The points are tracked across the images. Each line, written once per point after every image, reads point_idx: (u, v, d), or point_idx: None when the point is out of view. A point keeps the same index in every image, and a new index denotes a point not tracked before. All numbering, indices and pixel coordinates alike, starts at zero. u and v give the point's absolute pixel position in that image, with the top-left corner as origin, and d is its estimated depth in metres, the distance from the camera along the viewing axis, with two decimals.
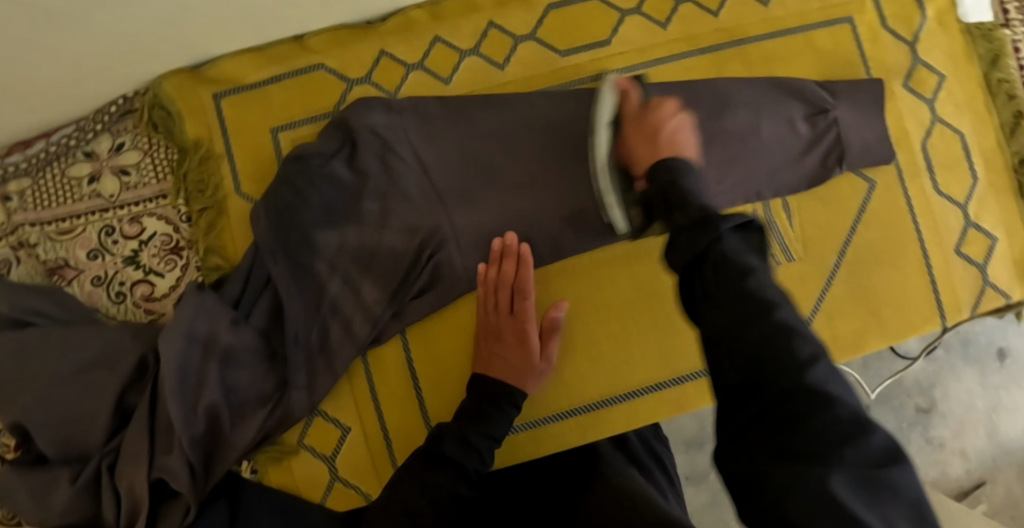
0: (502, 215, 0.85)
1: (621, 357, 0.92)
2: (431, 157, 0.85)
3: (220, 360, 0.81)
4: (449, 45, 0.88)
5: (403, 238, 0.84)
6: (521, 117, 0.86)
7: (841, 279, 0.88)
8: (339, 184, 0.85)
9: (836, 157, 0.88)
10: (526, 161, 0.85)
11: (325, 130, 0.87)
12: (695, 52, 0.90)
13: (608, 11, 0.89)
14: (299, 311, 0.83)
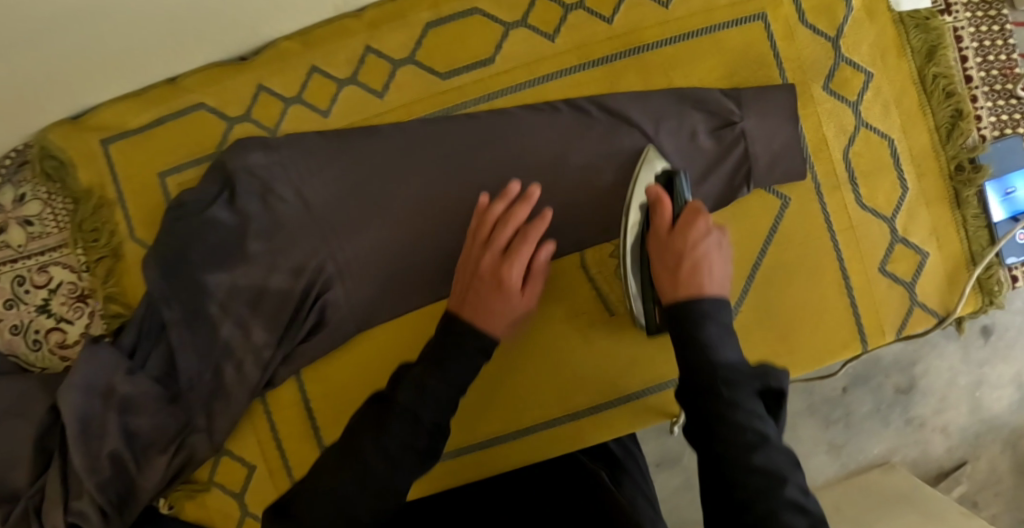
0: (388, 250, 0.83)
1: (515, 391, 0.85)
2: (315, 195, 0.84)
3: (119, 408, 0.83)
4: (326, 75, 0.85)
5: (289, 278, 0.83)
6: (400, 149, 0.84)
7: (749, 306, 0.83)
8: (222, 228, 0.83)
9: (742, 173, 0.82)
10: (409, 194, 0.83)
11: (208, 172, 0.85)
12: (587, 65, 0.84)
13: (490, 26, 0.84)
14: (190, 357, 0.84)
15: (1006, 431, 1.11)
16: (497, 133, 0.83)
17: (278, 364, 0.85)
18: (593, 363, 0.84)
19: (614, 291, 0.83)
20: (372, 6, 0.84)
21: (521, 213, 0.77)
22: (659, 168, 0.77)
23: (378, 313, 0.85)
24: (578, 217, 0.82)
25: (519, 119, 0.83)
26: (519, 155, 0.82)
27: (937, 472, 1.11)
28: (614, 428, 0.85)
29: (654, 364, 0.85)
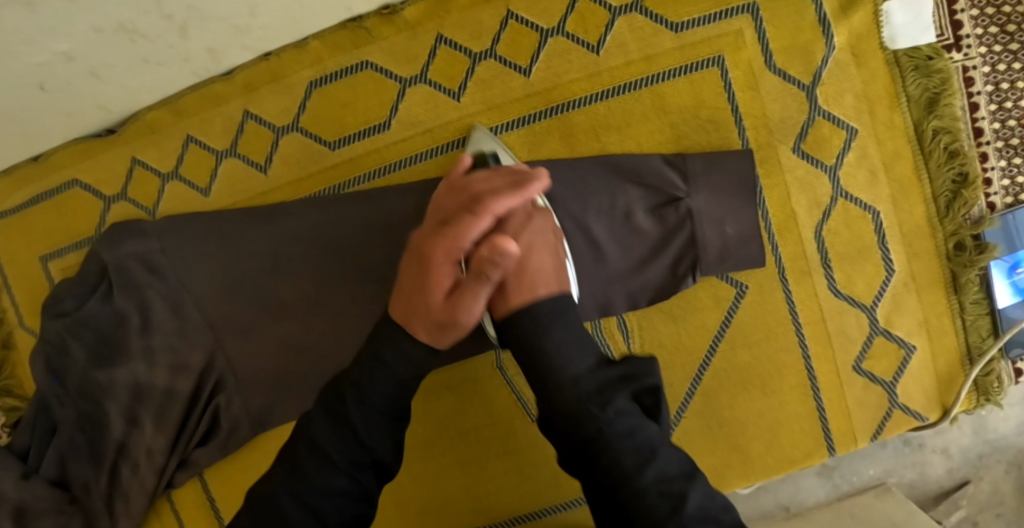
0: (282, 346, 0.75)
1: (425, 501, 0.75)
2: (199, 287, 0.74)
3: (13, 517, 0.76)
4: (204, 146, 0.75)
5: (174, 376, 0.75)
6: (288, 235, 0.73)
7: (695, 411, 0.71)
8: (102, 326, 0.75)
9: (685, 260, 0.68)
10: (301, 282, 0.74)
11: (86, 260, 0.77)
12: (498, 128, 0.71)
13: (384, 82, 0.72)
14: (82, 461, 0.77)
15: (1014, 452, 0.81)
16: (394, 217, 0.72)
17: (173, 470, 0.78)
18: (512, 472, 0.74)
19: None
20: (242, 67, 0.72)
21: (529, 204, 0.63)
22: (478, 150, 0.69)
23: (277, 414, 0.77)
24: None
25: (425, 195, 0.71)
26: None
27: (934, 493, 0.81)
28: None
29: None
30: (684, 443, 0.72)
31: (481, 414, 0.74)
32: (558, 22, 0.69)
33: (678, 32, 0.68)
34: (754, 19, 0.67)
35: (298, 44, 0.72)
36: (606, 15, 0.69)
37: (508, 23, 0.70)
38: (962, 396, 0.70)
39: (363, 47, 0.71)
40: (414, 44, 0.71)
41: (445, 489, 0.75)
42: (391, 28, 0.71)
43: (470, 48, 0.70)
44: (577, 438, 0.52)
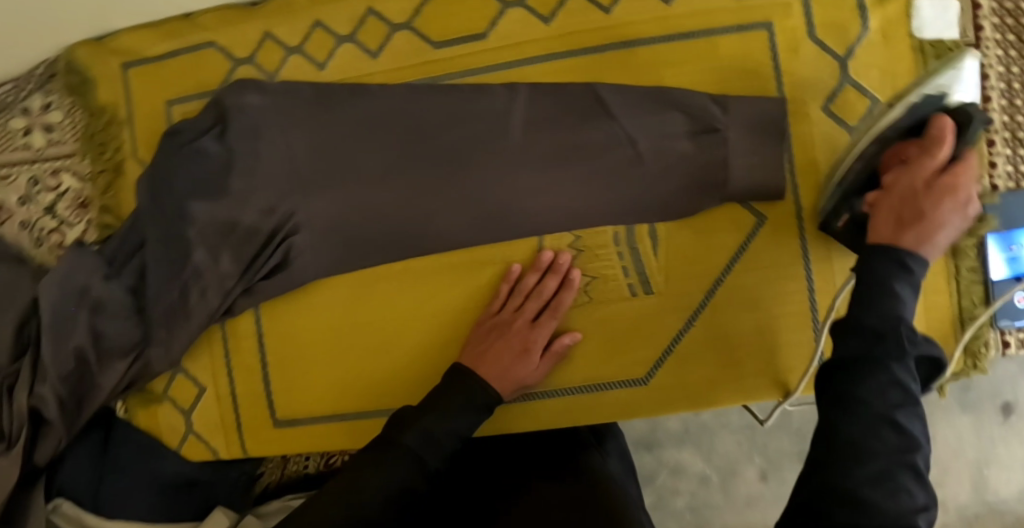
0: (349, 208, 0.85)
1: None
2: (297, 142, 0.86)
3: (90, 308, 0.88)
4: (329, 31, 0.88)
5: (260, 216, 0.86)
6: (378, 111, 0.85)
7: (703, 321, 0.80)
8: (209, 160, 0.87)
9: (714, 183, 0.78)
10: (382, 152, 0.84)
11: (207, 105, 0.90)
12: (574, 53, 0.82)
13: (487, 2, 0.84)
14: (157, 274, 0.88)
15: (1012, 516, 0.94)
16: (473, 107, 0.83)
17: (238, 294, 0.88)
18: None
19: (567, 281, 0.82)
20: None
21: (568, 298, 0.81)
22: (928, 92, 0.73)
23: (332, 268, 0.88)
24: (549, 202, 0.81)
25: (501, 92, 0.82)
26: (492, 133, 0.82)
27: None
28: (543, 419, 0.83)
29: (592, 364, 0.82)
30: (687, 346, 0.80)
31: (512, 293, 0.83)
32: None
33: None
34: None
35: None
36: None
37: None
38: (955, 355, 0.76)
39: None
40: None
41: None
42: None
43: None
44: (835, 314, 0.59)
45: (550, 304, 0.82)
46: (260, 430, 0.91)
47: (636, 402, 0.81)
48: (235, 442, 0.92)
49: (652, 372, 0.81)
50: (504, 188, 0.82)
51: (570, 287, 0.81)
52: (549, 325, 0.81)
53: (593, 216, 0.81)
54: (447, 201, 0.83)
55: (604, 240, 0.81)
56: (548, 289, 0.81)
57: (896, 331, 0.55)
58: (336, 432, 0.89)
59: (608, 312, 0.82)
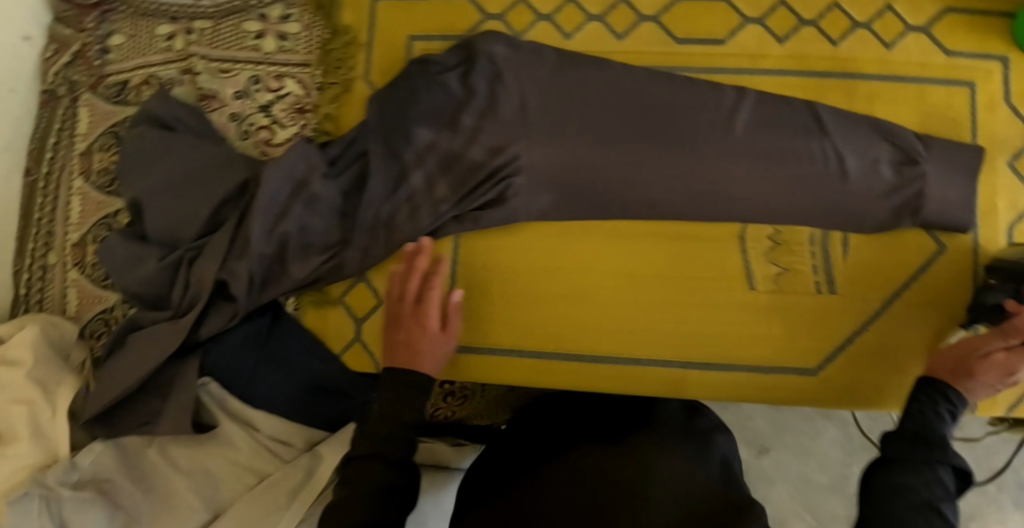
0: (572, 163, 0.91)
1: (636, 322, 0.91)
2: (534, 96, 0.94)
3: (304, 200, 0.93)
4: (580, 7, 0.95)
5: (485, 154, 0.93)
6: (616, 83, 0.93)
7: (877, 329, 0.88)
8: (448, 93, 0.95)
9: (909, 208, 0.87)
10: (612, 121, 0.92)
11: (454, 45, 0.97)
12: (802, 73, 0.91)
13: (732, 15, 0.93)
14: (376, 183, 0.94)
15: None
16: (705, 98, 0.91)
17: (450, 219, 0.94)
18: (715, 324, 0.90)
19: (761, 268, 0.90)
20: None
21: (441, 268, 0.92)
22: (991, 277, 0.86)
23: (541, 215, 0.94)
24: (760, 197, 0.89)
25: (728, 91, 0.92)
26: (716, 126, 0.91)
27: None
28: (714, 390, 0.90)
29: (770, 347, 0.89)
30: (858, 349, 0.88)
31: (706, 269, 0.91)
32: (869, 19, 0.91)
33: (948, 56, 0.91)
34: (1003, 66, 0.91)
35: None
36: (902, 27, 0.91)
37: (832, 9, 0.92)
38: None
39: None
40: None
41: (655, 318, 0.91)
42: None
43: (800, 13, 0.92)
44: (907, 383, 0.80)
45: (430, 277, 0.93)
46: None
47: (802, 389, 0.89)
48: None
49: (823, 366, 0.89)
50: (719, 176, 0.90)
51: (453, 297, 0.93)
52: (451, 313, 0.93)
53: (799, 214, 0.89)
54: (662, 176, 0.91)
55: (801, 238, 0.90)
56: (419, 271, 0.93)
57: (940, 404, 0.76)
58: (510, 365, 0.94)
59: (794, 303, 0.89)
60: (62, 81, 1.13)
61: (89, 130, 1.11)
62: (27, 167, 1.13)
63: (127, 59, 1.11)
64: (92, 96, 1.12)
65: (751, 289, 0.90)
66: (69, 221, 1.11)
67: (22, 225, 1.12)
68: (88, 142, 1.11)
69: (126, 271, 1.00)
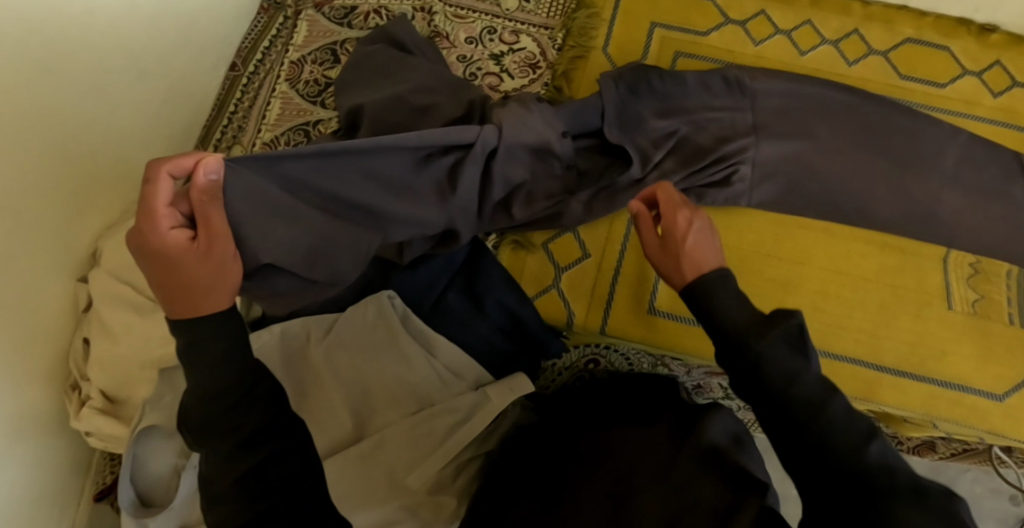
0: (801, 162, 0.96)
1: (841, 318, 0.95)
2: (763, 98, 0.98)
3: (538, 155, 0.92)
4: (816, 31, 1.04)
5: (712, 141, 0.97)
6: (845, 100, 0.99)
7: None
8: (681, 81, 0.99)
9: None
10: (837, 132, 0.97)
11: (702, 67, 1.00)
12: (1011, 126, 1.00)
13: (953, 64, 1.02)
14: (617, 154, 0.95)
15: None
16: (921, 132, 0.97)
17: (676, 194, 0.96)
18: (912, 335, 0.94)
19: (959, 291, 0.95)
20: (881, 4, 1.05)
21: (205, 182, 0.67)
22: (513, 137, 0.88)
23: (765, 204, 0.97)
24: (966, 227, 0.95)
25: (945, 128, 0.97)
26: (933, 155, 0.96)
27: None
28: (905, 397, 0.93)
29: (961, 366, 0.93)
30: None
31: (910, 282, 0.96)
32: None
33: None
34: None
35: (918, 13, 1.04)
36: None
37: None
38: None
39: (951, 38, 1.03)
40: (983, 54, 1.02)
41: (856, 318, 0.95)
42: (973, 36, 1.03)
43: (1015, 75, 1.01)
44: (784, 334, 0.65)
45: (201, 199, 0.67)
46: (633, 312, 1.00)
47: (985, 412, 0.92)
48: (596, 314, 1.01)
49: (1009, 393, 0.92)
50: (930, 200, 0.95)
51: (218, 198, 0.68)
52: (228, 239, 0.68)
53: (1001, 247, 0.95)
54: (878, 189, 0.95)
55: (998, 272, 0.95)
56: (167, 182, 0.65)
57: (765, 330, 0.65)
58: (704, 337, 0.99)
59: (988, 328, 0.94)
60: None
61: (306, 43, 1.15)
62: (233, 63, 1.15)
63: None
64: (316, 14, 1.17)
65: (948, 308, 0.95)
66: (264, 119, 1.12)
67: (215, 117, 1.13)
68: (303, 53, 1.15)
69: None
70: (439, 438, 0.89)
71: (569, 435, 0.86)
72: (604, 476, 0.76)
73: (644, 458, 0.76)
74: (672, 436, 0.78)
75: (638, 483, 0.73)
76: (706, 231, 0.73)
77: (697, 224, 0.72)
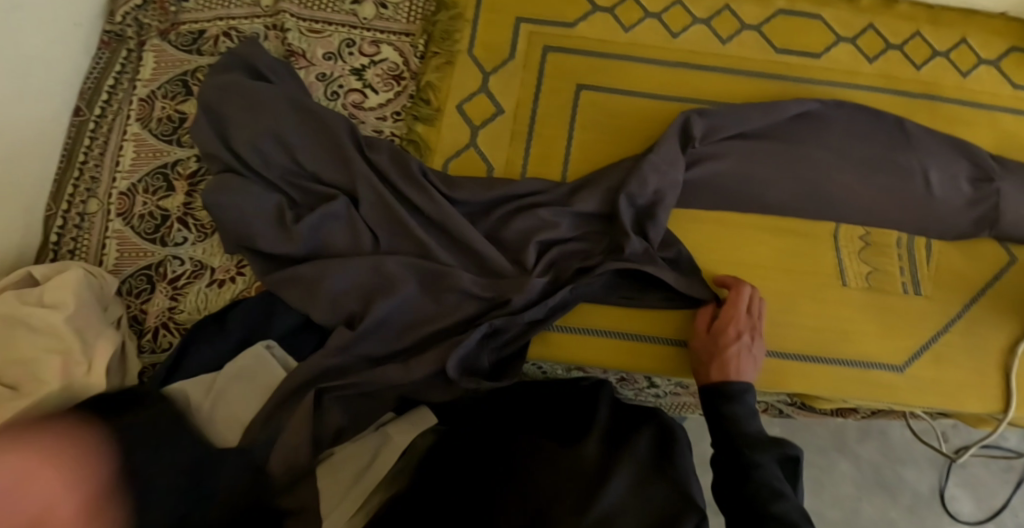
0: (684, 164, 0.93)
1: None
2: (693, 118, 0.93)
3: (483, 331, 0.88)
4: (687, 10, 1.00)
5: (639, 178, 0.90)
6: (734, 104, 0.95)
7: (957, 329, 0.93)
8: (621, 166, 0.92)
9: (987, 220, 0.94)
10: (745, 124, 0.93)
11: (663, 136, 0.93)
12: (890, 90, 0.97)
13: (826, 32, 1.00)
14: (526, 250, 0.89)
15: None
16: (815, 115, 0.95)
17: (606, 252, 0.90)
18: (816, 317, 0.92)
19: (853, 266, 0.93)
20: None
21: None
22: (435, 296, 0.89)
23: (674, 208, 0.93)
24: (858, 204, 0.94)
25: (827, 104, 0.96)
26: (818, 133, 0.95)
27: None
28: (813, 383, 0.90)
29: (865, 342, 0.92)
30: (943, 347, 0.92)
31: (805, 263, 0.93)
32: (948, 48, 0.99)
33: (1017, 89, 0.98)
34: None
35: None
36: (977, 59, 0.99)
37: (916, 36, 0.99)
38: None
39: (823, 6, 1.00)
40: (856, 20, 1.00)
41: None
42: (845, 2, 1.00)
43: (889, 38, 0.99)
44: (737, 408, 0.80)
45: None
46: None
47: (896, 385, 0.91)
48: None
49: (909, 362, 0.91)
50: (822, 181, 0.94)
51: None
52: None
53: (887, 218, 0.94)
54: (772, 176, 0.94)
55: (889, 241, 0.94)
56: None
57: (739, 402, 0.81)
58: (616, 350, 0.91)
59: (885, 301, 0.93)
60: (131, 22, 1.07)
61: (155, 76, 1.05)
62: (76, 108, 1.05)
63: (208, 10, 1.07)
64: (162, 42, 1.07)
65: (844, 285, 0.93)
66: (118, 166, 1.03)
67: (64, 169, 1.03)
68: (152, 88, 1.05)
69: (256, 221, 0.92)
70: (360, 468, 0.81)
71: (512, 440, 0.82)
72: (557, 487, 0.73)
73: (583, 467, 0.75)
74: (612, 446, 0.79)
75: (575, 510, 0.70)
76: (752, 350, 0.85)
77: (745, 339, 0.85)
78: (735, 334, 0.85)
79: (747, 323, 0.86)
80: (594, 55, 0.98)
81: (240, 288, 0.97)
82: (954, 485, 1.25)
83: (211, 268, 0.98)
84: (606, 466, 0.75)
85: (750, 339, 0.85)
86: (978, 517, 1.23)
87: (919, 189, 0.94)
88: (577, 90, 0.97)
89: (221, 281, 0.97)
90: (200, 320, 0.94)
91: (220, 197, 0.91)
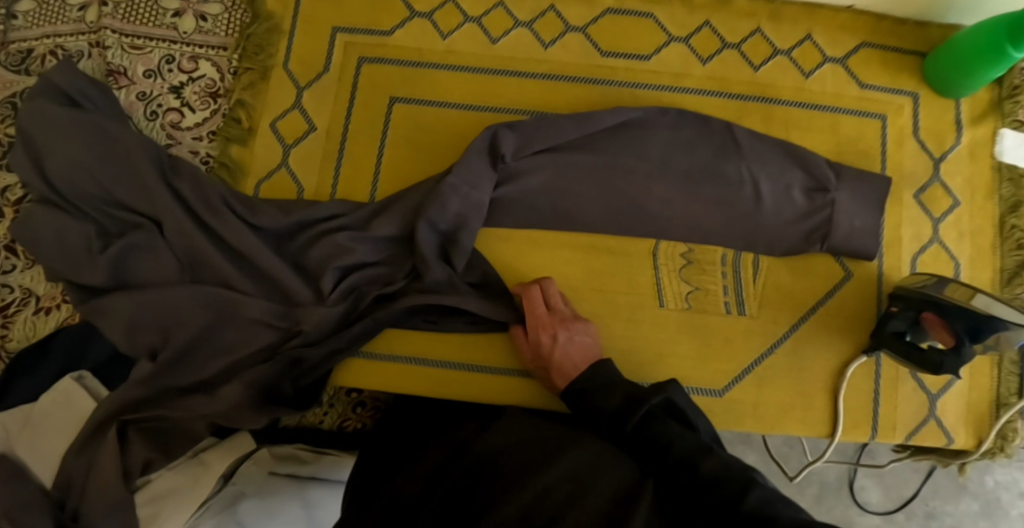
0: (492, 183, 0.87)
1: None
2: (502, 134, 0.86)
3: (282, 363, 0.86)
4: (509, 13, 0.95)
5: (442, 204, 0.85)
6: (546, 116, 0.89)
7: (782, 351, 0.88)
8: (423, 189, 0.88)
9: (819, 234, 0.87)
10: (558, 138, 0.87)
11: (469, 151, 0.86)
12: (723, 94, 0.92)
13: (658, 32, 0.94)
14: (323, 277, 0.87)
15: None
16: (636, 126, 0.89)
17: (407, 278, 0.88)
18: (629, 339, 0.88)
19: (671, 286, 0.89)
20: None
21: None
22: (234, 328, 0.88)
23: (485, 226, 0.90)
24: (679, 217, 0.88)
25: (648, 115, 0.89)
26: (637, 146, 0.89)
27: None
28: None
29: (683, 366, 0.88)
30: (767, 371, 0.88)
31: (620, 283, 0.89)
32: (789, 47, 0.93)
33: (862, 88, 0.93)
34: (913, 101, 0.92)
35: None
36: (820, 57, 0.93)
37: (756, 33, 0.93)
38: (992, 433, 0.87)
39: (655, 3, 0.94)
40: (690, 18, 0.94)
41: None
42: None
43: (726, 37, 0.93)
44: (608, 375, 0.76)
45: None
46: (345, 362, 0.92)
47: (713, 411, 0.87)
48: None
49: (728, 387, 0.87)
50: (643, 196, 0.88)
51: None
52: None
53: (710, 234, 0.88)
54: (587, 190, 0.88)
55: (713, 258, 0.89)
56: None
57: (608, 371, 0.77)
58: (427, 380, 0.90)
59: (706, 322, 0.88)
60: None
61: None
62: None
63: (35, 27, 1.03)
64: None
65: (662, 307, 0.89)
66: None
67: None
68: None
69: (61, 255, 0.90)
70: (184, 489, 0.83)
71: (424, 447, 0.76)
72: (504, 474, 0.63)
73: (530, 443, 0.66)
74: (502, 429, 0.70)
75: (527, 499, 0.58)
76: (574, 338, 0.82)
77: (561, 334, 0.82)
78: (551, 337, 0.82)
79: (553, 318, 0.83)
80: (408, 65, 0.94)
81: (64, 315, 0.98)
82: (862, 474, 1.07)
83: (37, 296, 0.98)
84: (553, 439, 0.66)
85: (566, 331, 0.82)
86: (887, 508, 1.06)
87: (748, 203, 0.88)
88: (390, 102, 0.93)
89: (48, 309, 0.98)
90: (22, 349, 0.95)
91: (28, 230, 0.90)
